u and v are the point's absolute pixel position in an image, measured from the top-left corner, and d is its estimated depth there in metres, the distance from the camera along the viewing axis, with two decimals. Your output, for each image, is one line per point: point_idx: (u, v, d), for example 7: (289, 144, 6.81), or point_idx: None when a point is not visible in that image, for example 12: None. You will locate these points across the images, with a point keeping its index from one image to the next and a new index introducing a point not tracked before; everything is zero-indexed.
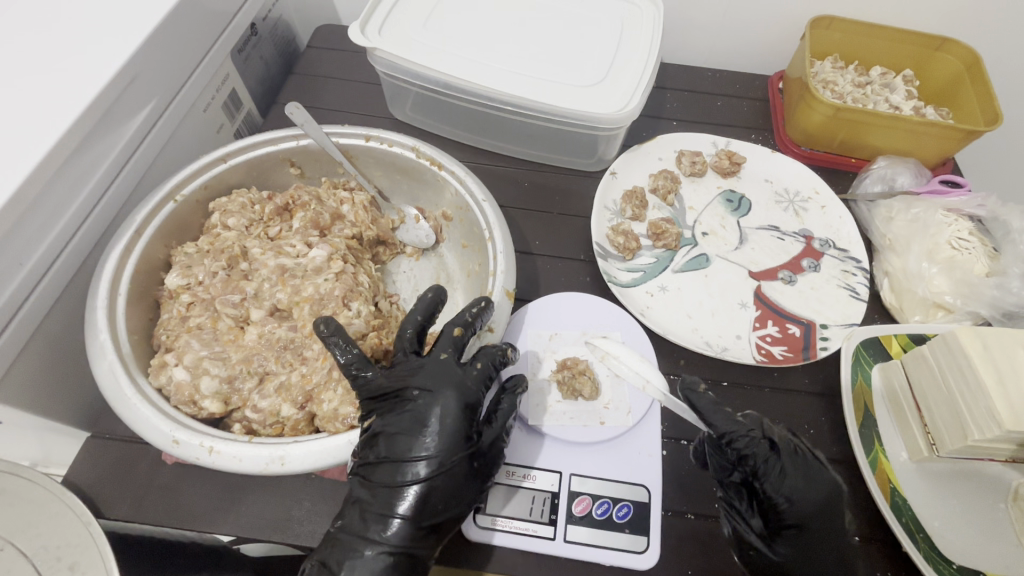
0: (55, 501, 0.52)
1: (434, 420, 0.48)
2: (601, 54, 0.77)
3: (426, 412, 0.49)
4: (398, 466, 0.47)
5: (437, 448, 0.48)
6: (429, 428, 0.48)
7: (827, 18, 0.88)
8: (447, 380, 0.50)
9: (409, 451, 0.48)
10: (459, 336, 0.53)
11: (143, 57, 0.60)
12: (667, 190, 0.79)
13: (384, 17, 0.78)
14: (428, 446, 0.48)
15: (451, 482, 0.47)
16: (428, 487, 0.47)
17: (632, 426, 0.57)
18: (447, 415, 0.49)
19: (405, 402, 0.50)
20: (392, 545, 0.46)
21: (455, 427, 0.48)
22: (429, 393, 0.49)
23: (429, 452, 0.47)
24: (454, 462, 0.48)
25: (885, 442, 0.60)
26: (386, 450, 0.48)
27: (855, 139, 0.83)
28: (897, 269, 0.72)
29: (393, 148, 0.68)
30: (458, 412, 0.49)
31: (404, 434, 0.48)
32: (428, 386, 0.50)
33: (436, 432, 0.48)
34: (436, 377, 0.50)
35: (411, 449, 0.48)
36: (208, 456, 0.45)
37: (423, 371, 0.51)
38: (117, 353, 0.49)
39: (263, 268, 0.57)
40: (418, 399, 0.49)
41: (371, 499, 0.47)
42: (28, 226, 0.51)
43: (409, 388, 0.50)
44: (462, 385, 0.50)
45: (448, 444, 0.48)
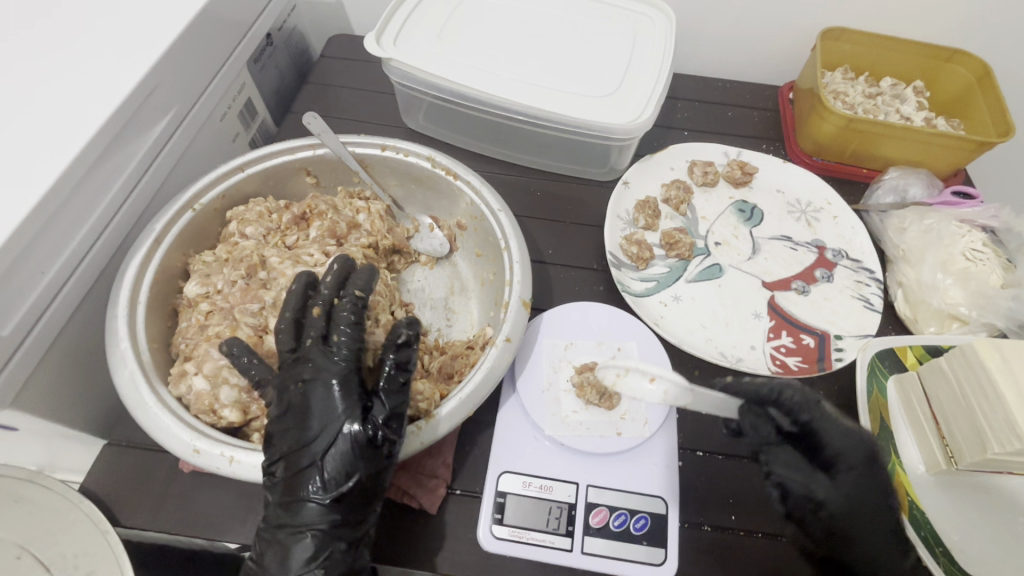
0: (72, 509, 0.52)
1: (315, 399, 0.46)
2: (614, 65, 0.78)
3: (305, 395, 0.46)
4: (294, 452, 0.45)
5: (326, 421, 0.45)
6: (314, 408, 0.46)
7: (837, 30, 0.88)
8: (320, 363, 0.48)
9: (301, 436, 0.45)
10: (321, 315, 0.50)
11: (163, 67, 0.61)
12: (680, 200, 0.79)
13: (400, 27, 0.79)
14: (316, 424, 0.45)
15: (344, 455, 0.44)
16: (327, 464, 0.44)
17: (648, 437, 0.57)
18: (326, 393, 0.46)
19: (289, 392, 0.47)
20: (319, 530, 0.44)
21: (338, 397, 0.46)
22: (308, 376, 0.47)
23: (320, 429, 0.45)
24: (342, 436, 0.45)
25: (902, 455, 0.60)
26: (280, 441, 0.46)
27: (866, 150, 0.83)
28: (911, 280, 0.72)
29: (409, 157, 0.68)
30: (338, 384, 0.46)
31: (295, 419, 0.46)
32: (307, 369, 0.47)
33: (319, 409, 0.46)
34: (310, 363, 0.48)
35: (305, 430, 0.45)
36: (229, 466, 0.45)
37: (297, 361, 0.48)
38: (138, 361, 0.50)
39: (280, 277, 0.57)
40: (301, 381, 0.47)
41: (279, 493, 0.45)
42: (50, 234, 0.51)
43: (293, 377, 0.48)
44: (325, 366, 0.47)
45: (336, 417, 0.45)
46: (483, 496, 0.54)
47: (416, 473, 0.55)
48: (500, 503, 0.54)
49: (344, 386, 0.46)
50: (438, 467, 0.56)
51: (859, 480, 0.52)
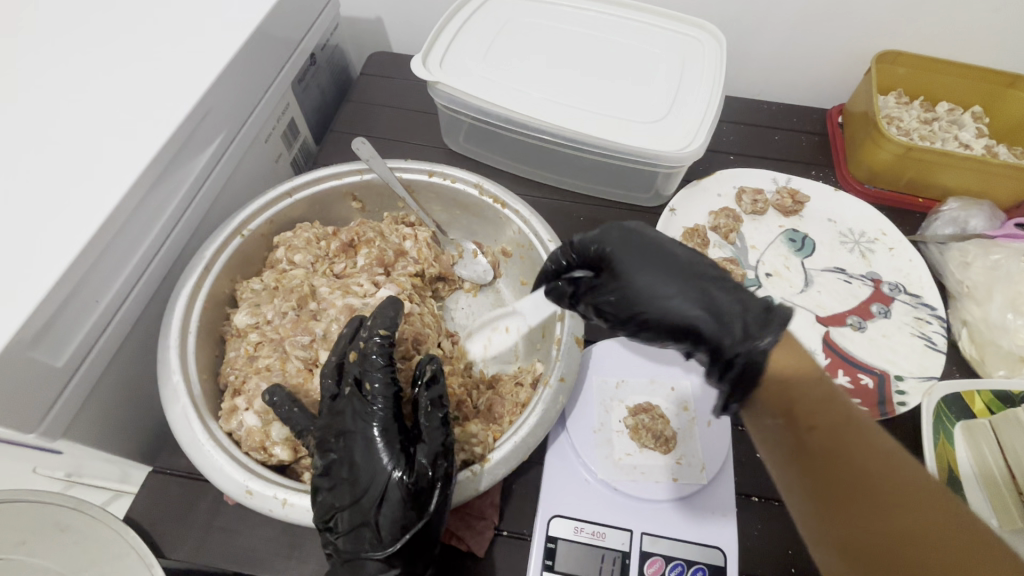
0: (118, 540, 0.52)
1: (360, 454, 0.45)
2: (663, 89, 0.76)
3: (350, 449, 0.45)
4: (348, 510, 0.43)
5: (375, 472, 0.44)
6: (360, 461, 0.44)
7: (892, 54, 0.86)
8: (355, 415, 0.46)
9: (352, 491, 0.43)
10: (356, 360, 0.49)
11: (216, 92, 0.61)
12: (730, 228, 0.77)
13: (446, 49, 0.78)
14: (363, 479, 0.44)
15: (393, 509, 0.43)
16: (380, 518, 0.43)
17: (706, 484, 0.55)
18: (370, 447, 0.45)
19: (332, 446, 0.46)
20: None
21: (380, 445, 0.45)
22: (348, 427, 0.46)
23: (369, 483, 0.44)
24: (388, 490, 0.43)
25: (973, 510, 0.56)
26: (332, 495, 0.44)
27: (923, 178, 0.80)
28: (977, 319, 0.68)
29: (456, 183, 0.67)
30: (377, 435, 0.45)
31: (344, 473, 0.44)
32: (347, 421, 0.46)
33: (367, 462, 0.44)
34: (348, 416, 0.47)
35: (354, 485, 0.44)
36: (282, 508, 0.44)
37: (337, 414, 0.47)
38: (189, 395, 0.49)
39: (331, 308, 0.56)
40: (343, 434, 0.46)
41: (338, 552, 0.43)
42: (106, 261, 0.51)
43: (336, 428, 0.47)
44: (364, 419, 0.46)
45: (382, 467, 0.44)
46: (532, 540, 0.53)
47: (465, 514, 0.53)
48: (550, 548, 0.52)
49: (384, 436, 0.45)
50: (486, 508, 0.54)
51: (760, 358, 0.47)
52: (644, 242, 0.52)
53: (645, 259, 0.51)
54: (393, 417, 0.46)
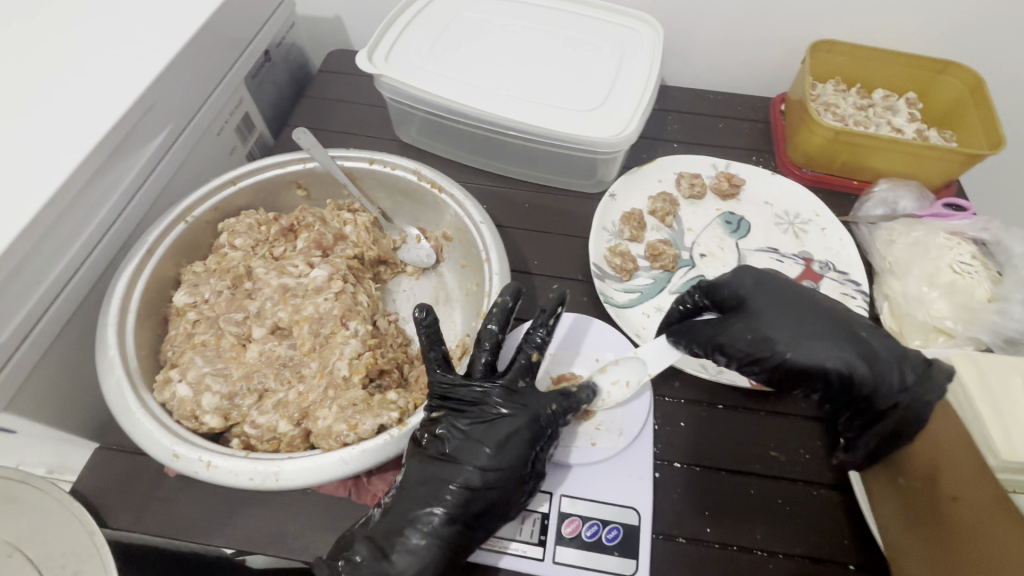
0: (62, 509, 0.55)
1: (508, 433, 0.52)
2: (601, 80, 0.79)
3: (519, 426, 0.53)
4: (452, 468, 0.51)
5: (483, 471, 0.51)
6: (483, 457, 0.51)
7: (827, 43, 0.89)
8: (529, 405, 0.54)
9: (505, 466, 0.51)
10: (533, 361, 0.57)
11: (160, 86, 0.64)
12: (665, 212, 0.80)
13: (391, 44, 0.81)
14: (516, 460, 0.51)
15: (510, 487, 0.51)
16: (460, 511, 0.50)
17: (623, 448, 0.59)
18: (519, 431, 0.53)
19: (469, 428, 0.53)
20: (417, 539, 0.48)
21: (473, 452, 0.52)
22: (514, 410, 0.53)
23: (474, 479, 0.50)
24: (516, 474, 0.51)
25: None
26: (449, 453, 0.52)
27: (856, 161, 0.83)
28: (897, 293, 0.72)
29: (396, 171, 0.70)
30: (536, 430, 0.53)
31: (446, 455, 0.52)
32: (512, 406, 0.53)
33: (483, 462, 0.51)
34: (460, 403, 0.54)
35: (454, 475, 0.51)
36: (206, 470, 0.47)
37: (453, 395, 0.54)
38: (125, 369, 0.51)
39: (265, 287, 0.59)
40: (513, 414, 0.53)
41: (407, 497, 0.51)
42: (47, 246, 0.54)
43: (488, 403, 0.54)
44: (537, 414, 0.54)
45: (498, 474, 0.51)
46: None
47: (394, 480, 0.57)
48: None
49: (541, 433, 0.53)
50: None
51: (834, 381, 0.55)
52: (779, 290, 0.58)
53: (784, 298, 0.58)
54: (558, 419, 0.55)
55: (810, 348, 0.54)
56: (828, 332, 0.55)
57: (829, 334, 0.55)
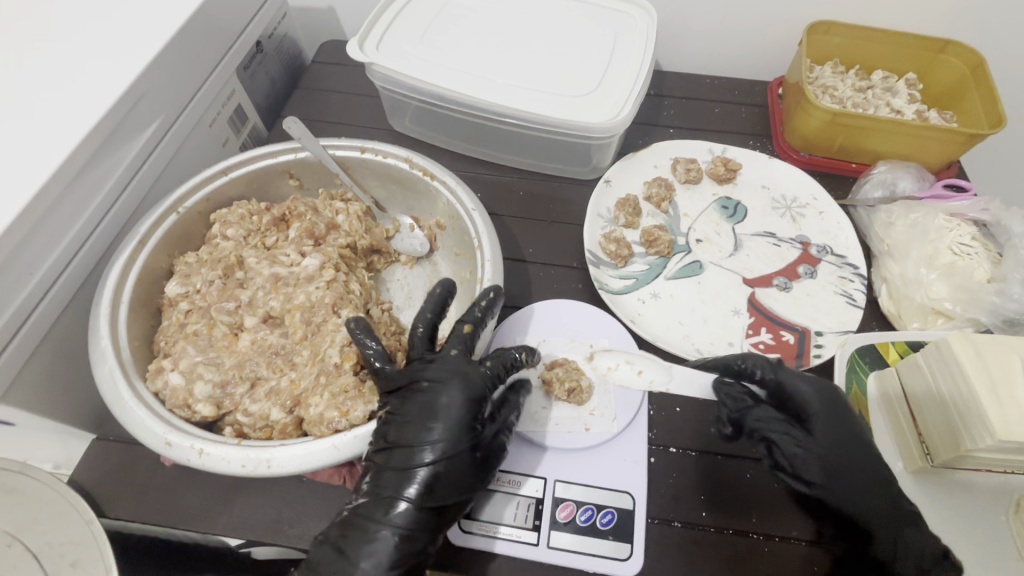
0: (60, 499, 0.55)
1: (444, 408, 0.50)
2: (595, 64, 0.78)
3: (450, 398, 0.50)
4: (403, 454, 0.49)
5: (439, 442, 0.49)
6: (433, 433, 0.49)
7: (825, 24, 0.87)
8: (453, 374, 0.52)
9: (449, 443, 0.49)
10: (471, 332, 0.55)
11: (150, 76, 0.63)
12: (661, 197, 0.79)
13: (382, 33, 0.80)
14: (460, 434, 0.50)
15: (460, 463, 0.49)
16: (427, 487, 0.48)
17: (617, 433, 0.59)
18: (454, 403, 0.50)
19: (412, 398, 0.51)
20: (387, 533, 0.47)
21: (418, 425, 0.50)
22: (442, 383, 0.51)
23: (429, 457, 0.49)
24: (465, 448, 0.50)
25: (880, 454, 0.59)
26: (393, 439, 0.50)
27: (854, 144, 0.82)
28: (895, 276, 0.71)
29: (388, 159, 0.70)
30: (469, 398, 0.51)
31: (393, 428, 0.50)
32: (438, 378, 0.51)
33: (438, 431, 0.50)
34: (408, 375, 0.52)
35: (411, 454, 0.49)
36: (199, 457, 0.47)
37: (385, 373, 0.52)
38: (117, 359, 0.52)
39: (257, 277, 0.60)
40: (438, 385, 0.51)
41: (371, 493, 0.49)
42: (38, 237, 0.54)
43: (419, 379, 0.52)
44: (467, 382, 0.51)
45: (450, 444, 0.49)
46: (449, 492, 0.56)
47: None
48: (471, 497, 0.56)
49: (477, 402, 0.51)
50: None
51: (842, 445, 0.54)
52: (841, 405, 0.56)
53: (851, 428, 0.55)
54: (495, 382, 0.53)
55: (846, 490, 0.53)
56: (874, 475, 0.53)
57: (873, 478, 0.53)
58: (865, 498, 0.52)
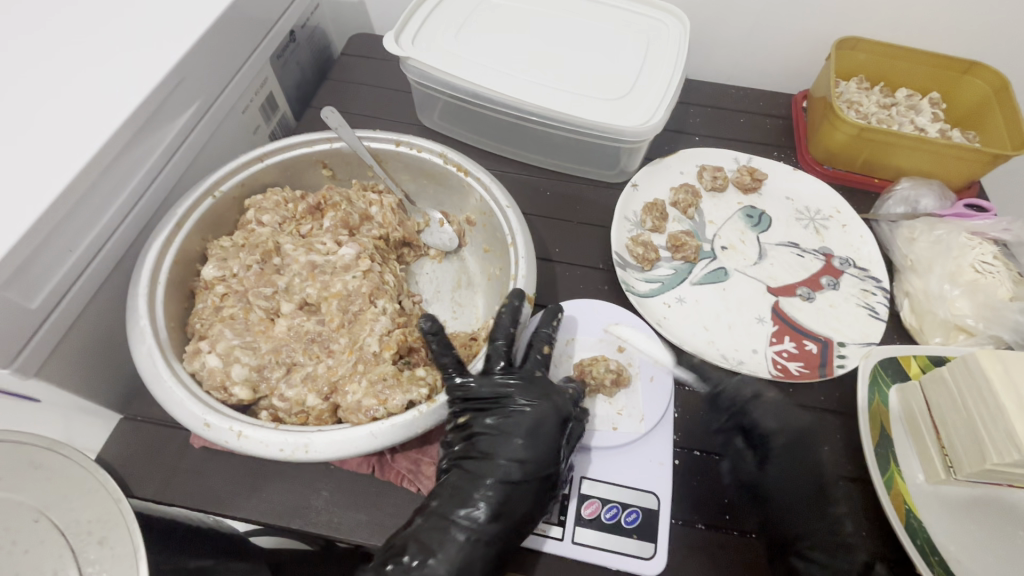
0: (88, 477, 0.55)
1: (533, 427, 0.53)
2: (627, 69, 0.79)
3: (542, 417, 0.53)
4: (498, 447, 0.53)
5: (531, 453, 0.52)
6: (523, 435, 0.53)
7: (852, 40, 0.88)
8: (546, 394, 0.55)
9: (541, 463, 0.52)
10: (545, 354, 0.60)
11: (191, 60, 0.64)
12: (688, 203, 0.80)
13: (417, 29, 0.81)
14: (551, 453, 0.53)
15: (542, 480, 0.52)
16: (520, 486, 0.51)
17: (644, 433, 0.59)
18: (544, 422, 0.53)
19: (507, 407, 0.54)
20: (460, 534, 0.49)
21: (541, 437, 0.53)
22: (536, 406, 0.54)
23: (524, 456, 0.52)
24: (552, 466, 0.52)
25: (902, 464, 0.60)
26: (483, 450, 0.53)
27: (878, 159, 0.83)
28: (917, 290, 0.72)
29: (422, 153, 0.70)
30: (557, 420, 0.54)
31: (486, 432, 0.53)
32: (533, 398, 0.54)
33: (529, 438, 0.53)
34: (537, 391, 0.55)
35: (504, 449, 0.52)
36: (237, 439, 0.47)
37: (527, 386, 0.55)
38: (156, 338, 0.52)
39: (294, 263, 0.60)
40: (535, 403, 0.54)
41: (451, 495, 0.51)
42: (79, 215, 0.54)
43: (512, 399, 0.55)
44: (559, 402, 0.55)
45: (541, 452, 0.52)
46: None
47: (417, 458, 0.58)
48: None
49: (564, 420, 0.54)
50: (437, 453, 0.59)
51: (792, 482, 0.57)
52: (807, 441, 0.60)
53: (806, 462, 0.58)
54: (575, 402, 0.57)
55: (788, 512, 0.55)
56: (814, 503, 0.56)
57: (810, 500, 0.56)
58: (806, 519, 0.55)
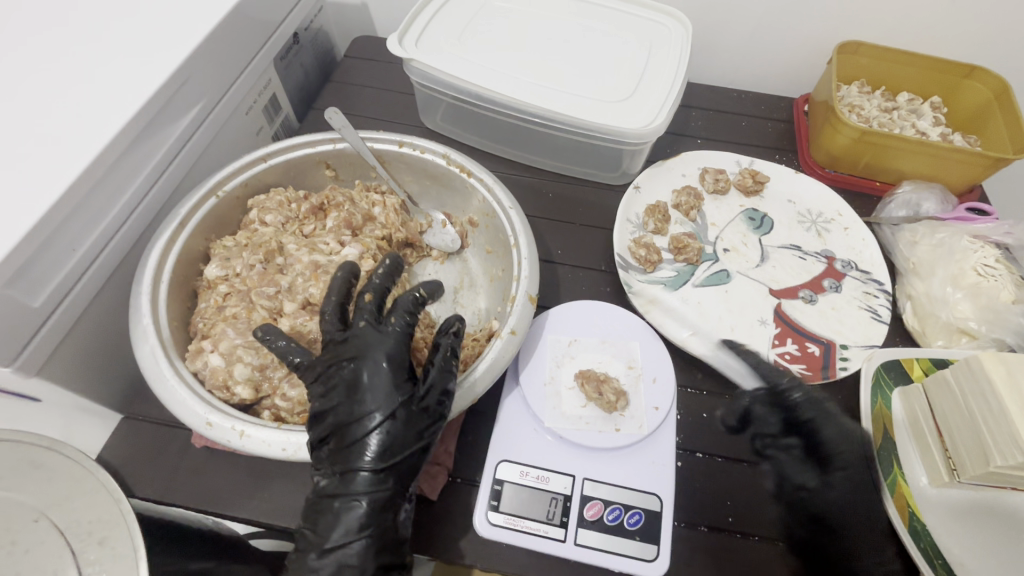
0: (89, 477, 0.55)
1: (371, 386, 0.48)
2: (630, 72, 0.79)
3: (375, 375, 0.48)
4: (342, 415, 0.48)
5: (379, 410, 0.47)
6: (364, 396, 0.48)
7: (854, 44, 0.89)
8: (373, 346, 0.50)
9: (403, 426, 0.47)
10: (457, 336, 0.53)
11: (196, 60, 0.64)
12: (690, 206, 0.80)
13: (421, 31, 0.81)
14: (394, 391, 0.48)
15: (414, 416, 0.48)
16: (379, 455, 0.46)
17: (647, 435, 0.58)
18: (377, 377, 0.48)
19: (338, 370, 0.49)
20: (354, 510, 0.46)
21: (386, 387, 0.48)
22: (361, 361, 0.49)
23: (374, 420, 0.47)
24: (403, 426, 0.47)
25: (905, 467, 0.60)
26: (332, 419, 0.48)
27: (880, 162, 0.83)
28: (920, 293, 0.72)
29: (425, 154, 0.70)
30: (392, 370, 0.49)
31: (332, 400, 0.48)
32: (358, 354, 0.49)
33: (369, 396, 0.48)
34: (366, 345, 0.50)
35: (351, 414, 0.47)
36: (239, 439, 0.47)
37: (351, 342, 0.50)
38: (158, 337, 0.52)
39: (296, 263, 0.60)
40: (357, 359, 0.49)
41: (328, 471, 0.48)
42: (84, 213, 0.54)
43: (339, 362, 0.50)
44: (389, 353, 0.49)
45: (393, 413, 0.47)
46: (481, 483, 0.56)
47: None
48: (497, 490, 0.55)
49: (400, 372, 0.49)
50: (440, 454, 0.57)
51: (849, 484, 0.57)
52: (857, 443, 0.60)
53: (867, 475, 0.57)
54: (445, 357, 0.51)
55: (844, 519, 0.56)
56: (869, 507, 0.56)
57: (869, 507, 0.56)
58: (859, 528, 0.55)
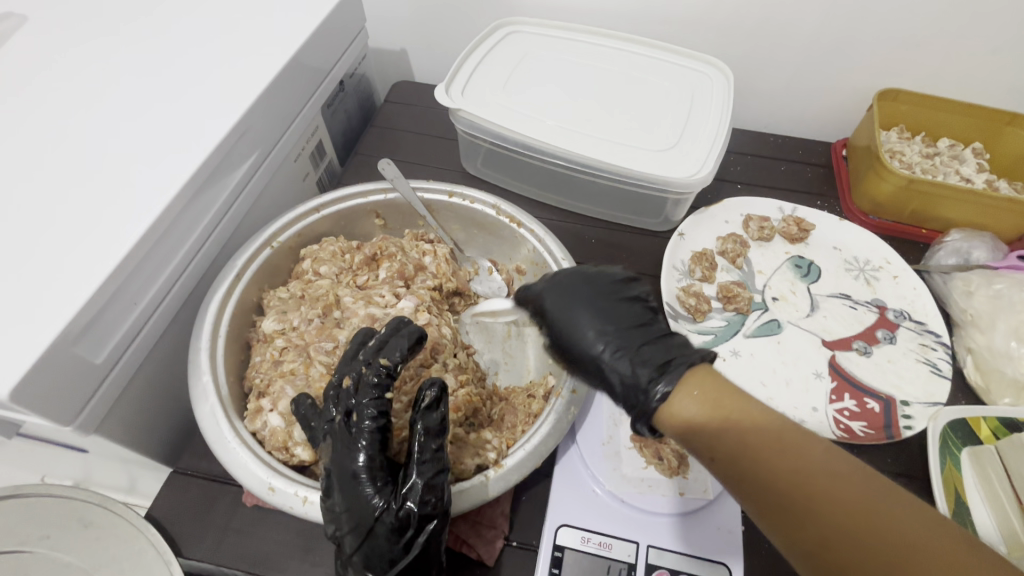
0: (138, 536, 0.54)
1: (350, 490, 0.45)
2: (674, 121, 0.80)
3: (352, 479, 0.45)
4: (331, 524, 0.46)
5: (365, 514, 0.45)
6: (346, 504, 0.45)
7: (893, 91, 0.89)
8: (345, 446, 0.47)
9: (392, 530, 0.44)
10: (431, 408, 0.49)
11: (255, 112, 0.65)
12: (737, 253, 0.80)
13: (467, 80, 0.83)
14: (371, 496, 0.45)
15: (398, 522, 0.44)
16: (380, 559, 0.45)
17: (711, 500, 0.56)
18: (355, 480, 0.45)
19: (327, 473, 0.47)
20: None
21: (365, 488, 0.45)
22: (337, 465, 0.46)
23: (363, 527, 0.44)
24: (395, 531, 0.44)
25: (981, 533, 0.55)
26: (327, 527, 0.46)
27: (926, 210, 0.82)
28: (981, 347, 0.70)
29: (475, 204, 0.71)
30: (367, 471, 0.46)
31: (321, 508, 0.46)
32: (335, 456, 0.47)
33: (349, 502, 0.45)
34: (340, 447, 0.47)
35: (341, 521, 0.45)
36: (302, 506, 0.46)
37: (330, 442, 0.48)
38: (218, 396, 0.52)
39: (353, 317, 0.60)
40: (335, 462, 0.47)
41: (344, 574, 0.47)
42: (147, 266, 0.55)
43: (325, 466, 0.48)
44: (361, 453, 0.46)
45: (380, 517, 0.44)
46: (540, 549, 0.54)
47: (476, 522, 0.55)
48: (558, 557, 0.53)
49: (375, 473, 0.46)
50: (497, 517, 0.56)
51: (606, 325, 0.54)
52: (569, 287, 0.57)
53: (580, 310, 0.55)
54: (423, 445, 0.47)
55: (635, 349, 0.51)
56: (604, 321, 0.54)
57: (603, 329, 0.53)
58: (616, 365, 0.51)
